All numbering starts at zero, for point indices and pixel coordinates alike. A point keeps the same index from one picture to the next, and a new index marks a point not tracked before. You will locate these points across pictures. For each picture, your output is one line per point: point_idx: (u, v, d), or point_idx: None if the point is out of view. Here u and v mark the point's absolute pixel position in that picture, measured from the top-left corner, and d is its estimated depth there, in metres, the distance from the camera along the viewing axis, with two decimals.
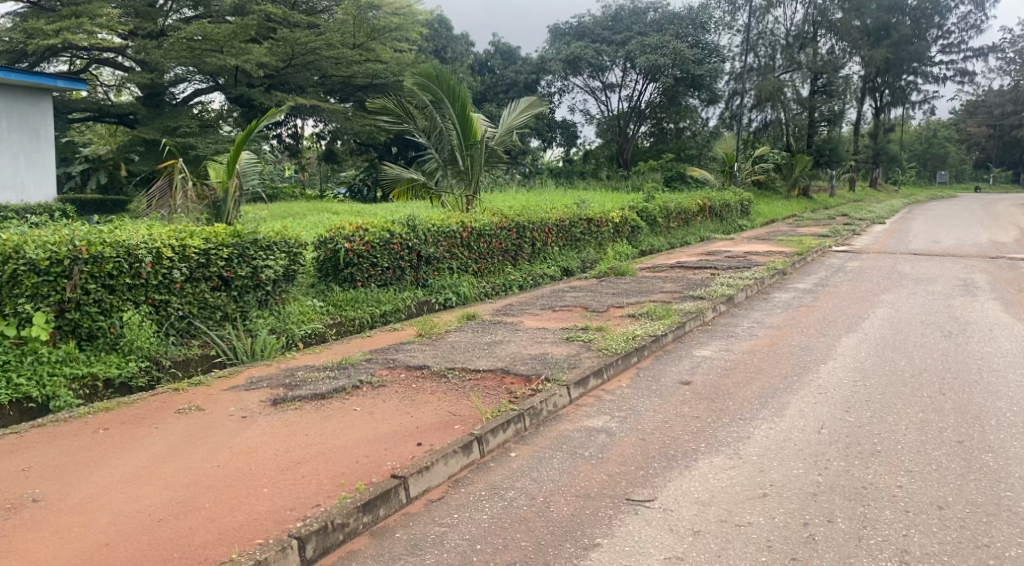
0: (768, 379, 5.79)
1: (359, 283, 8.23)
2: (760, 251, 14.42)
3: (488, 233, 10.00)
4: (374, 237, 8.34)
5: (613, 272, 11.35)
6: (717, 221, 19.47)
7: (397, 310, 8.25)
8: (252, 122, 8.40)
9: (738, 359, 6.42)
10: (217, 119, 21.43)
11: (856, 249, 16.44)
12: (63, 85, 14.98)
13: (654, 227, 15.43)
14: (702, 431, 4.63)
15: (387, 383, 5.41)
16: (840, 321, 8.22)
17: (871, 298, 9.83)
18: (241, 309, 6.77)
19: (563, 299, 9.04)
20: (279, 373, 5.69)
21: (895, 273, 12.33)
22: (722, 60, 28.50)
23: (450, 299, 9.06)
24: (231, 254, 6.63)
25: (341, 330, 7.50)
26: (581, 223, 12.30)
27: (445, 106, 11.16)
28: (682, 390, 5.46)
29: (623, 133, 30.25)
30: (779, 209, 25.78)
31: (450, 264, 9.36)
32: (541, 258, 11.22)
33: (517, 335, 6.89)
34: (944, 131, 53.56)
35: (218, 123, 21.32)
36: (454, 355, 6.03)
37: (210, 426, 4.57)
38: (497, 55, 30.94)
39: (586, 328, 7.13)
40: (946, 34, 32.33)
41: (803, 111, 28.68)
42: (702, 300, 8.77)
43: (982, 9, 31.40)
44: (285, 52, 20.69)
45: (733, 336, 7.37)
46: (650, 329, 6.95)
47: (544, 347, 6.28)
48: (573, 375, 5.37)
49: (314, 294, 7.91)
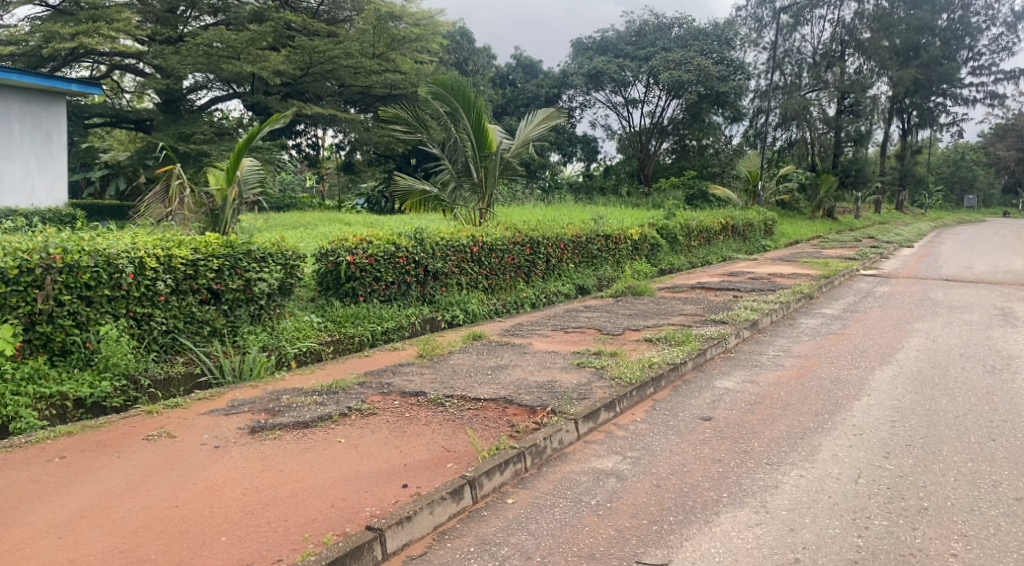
0: (797, 417, 5.28)
1: (361, 297, 7.83)
2: (784, 273, 13.91)
3: (500, 248, 9.58)
4: (378, 250, 7.93)
5: (630, 291, 10.87)
6: (739, 240, 18.95)
7: (400, 327, 7.80)
8: (255, 127, 8.04)
9: (762, 393, 5.91)
10: (235, 126, 21.24)
11: (884, 273, 15.86)
12: (77, 89, 14.79)
13: (675, 245, 14.94)
14: (725, 477, 4.14)
15: (377, 410, 4.95)
16: (872, 351, 7.69)
17: (904, 327, 9.27)
18: (231, 324, 6.38)
19: (576, 320, 8.57)
20: (262, 396, 5.26)
21: (927, 300, 11.74)
22: (747, 77, 28.03)
23: (457, 317, 8.59)
24: (221, 266, 6.26)
25: (339, 348, 7.06)
26: (598, 239, 11.82)
27: (460, 115, 10.79)
28: (702, 428, 4.96)
29: (645, 149, 29.82)
30: (803, 229, 25.21)
31: (459, 280, 8.93)
32: (555, 275, 10.77)
33: (525, 358, 6.45)
34: (971, 155, 52.60)
35: (234, 131, 21.13)
36: (455, 381, 5.58)
37: (178, 456, 4.15)
38: (519, 69, 30.66)
39: (599, 353, 6.65)
40: (977, 55, 31.62)
41: (829, 131, 28.13)
42: (724, 325, 8.27)
43: (1014, 31, 30.69)
44: (303, 59, 20.40)
45: (756, 365, 6.87)
46: (669, 356, 6.47)
47: (553, 374, 5.81)
48: (583, 408, 4.90)
49: (314, 309, 7.52)
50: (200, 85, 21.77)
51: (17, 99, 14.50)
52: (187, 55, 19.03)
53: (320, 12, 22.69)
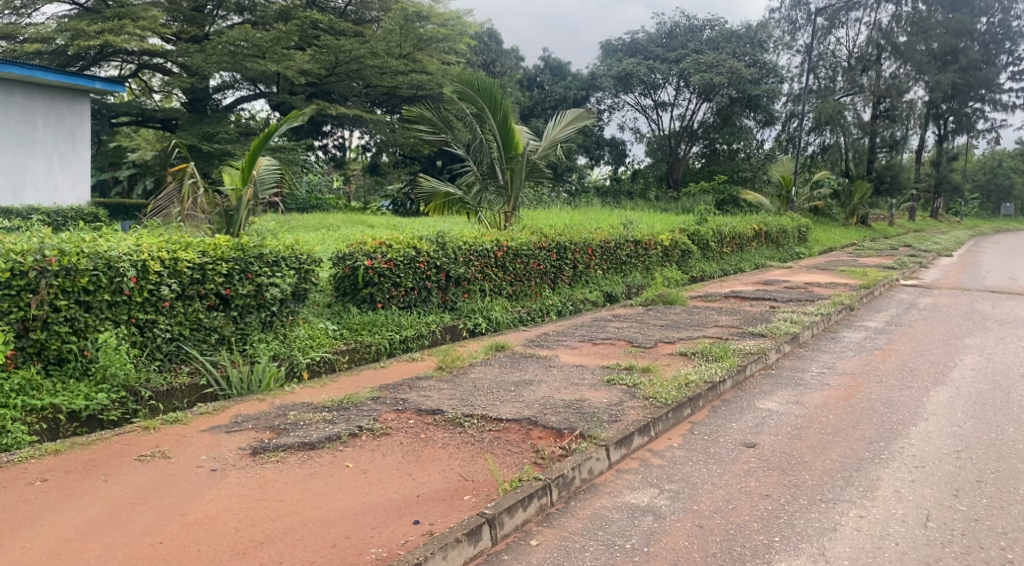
0: (850, 445, 4.81)
1: (379, 304, 7.46)
2: (822, 283, 13.36)
3: (526, 253, 9.18)
4: (398, 254, 7.55)
5: (661, 300, 10.41)
6: (773, 247, 18.39)
7: (420, 335, 7.42)
8: (271, 125, 7.71)
9: (810, 417, 5.43)
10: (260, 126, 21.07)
11: (926, 283, 15.21)
12: (102, 87, 14.63)
13: (707, 251, 14.42)
14: (775, 517, 3.70)
15: (390, 431, 4.55)
16: (923, 369, 7.17)
17: (954, 342, 8.72)
18: (241, 332, 6.05)
19: (605, 330, 8.12)
20: (268, 412, 4.88)
21: (975, 313, 11.14)
22: (780, 81, 27.44)
23: (480, 325, 8.19)
24: (231, 270, 5.93)
25: (354, 358, 6.69)
26: (627, 244, 11.38)
27: (486, 115, 10.41)
28: (746, 457, 4.51)
29: (674, 153, 29.26)
30: (837, 237, 24.53)
31: (482, 286, 8.55)
32: (582, 282, 10.34)
33: (551, 373, 6.03)
34: (1010, 162, 51.25)
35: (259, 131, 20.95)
36: (476, 397, 5.18)
37: (171, 480, 3.78)
38: (547, 70, 30.10)
39: (630, 368, 6.21)
40: (1018, 60, 30.73)
41: (864, 136, 27.40)
42: (763, 338, 7.77)
43: None
44: (328, 59, 20.17)
45: (800, 385, 6.39)
46: (706, 373, 6.02)
47: (581, 392, 5.39)
48: (615, 433, 4.47)
49: (330, 316, 7.17)
50: (226, 84, 21.71)
51: (41, 97, 14.31)
52: (213, 54, 18.86)
53: (348, 13, 22.50)
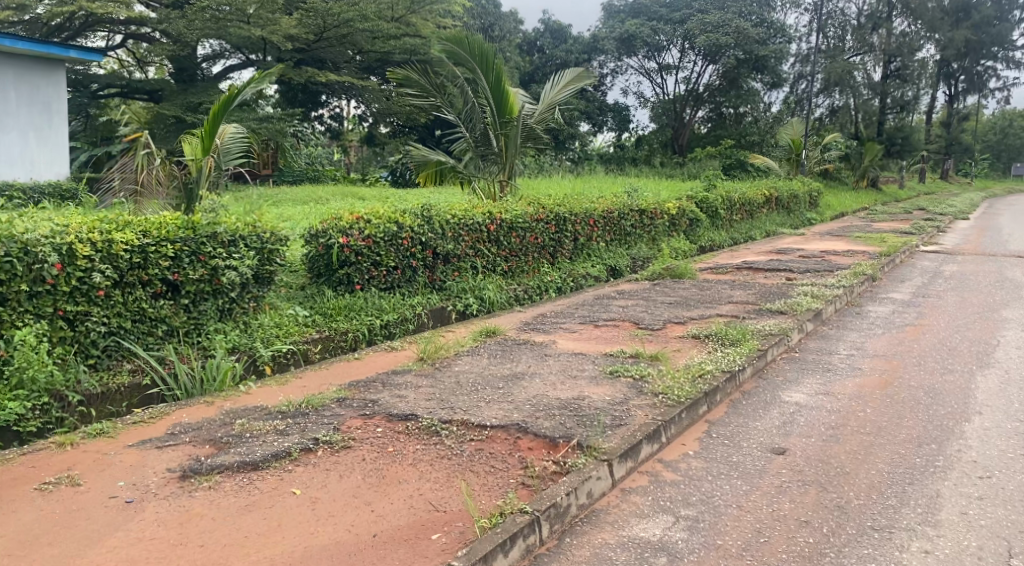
0: (897, 449, 4.09)
1: (358, 286, 6.73)
2: (839, 251, 12.58)
3: (522, 226, 8.42)
4: (377, 230, 6.79)
5: (668, 274, 9.66)
6: (783, 213, 17.59)
7: (403, 320, 6.70)
8: (233, 87, 6.92)
9: (843, 412, 4.70)
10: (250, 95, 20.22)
11: (947, 249, 14.43)
12: (77, 55, 13.80)
13: (716, 220, 13.62)
14: (818, 556, 3.01)
15: (352, 443, 3.83)
16: (964, 348, 6.44)
17: (990, 315, 7.98)
18: (194, 322, 5.37)
19: (607, 310, 7.39)
20: (213, 421, 4.17)
21: (1005, 281, 10.40)
22: (788, 41, 26.47)
23: (471, 306, 7.48)
24: (178, 252, 5.22)
25: (328, 348, 5.99)
26: (632, 214, 10.61)
27: (477, 76, 9.62)
28: (775, 469, 3.80)
29: (679, 118, 28.24)
30: (849, 201, 23.67)
31: (474, 263, 7.83)
32: (584, 256, 9.59)
33: (547, 363, 5.32)
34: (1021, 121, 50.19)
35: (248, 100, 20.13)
36: (459, 397, 4.47)
37: (72, 520, 3.08)
38: (547, 34, 28.87)
39: (636, 356, 5.48)
40: None
41: (875, 97, 26.35)
42: (783, 316, 7.03)
43: None
44: (316, 23, 19.20)
45: (829, 371, 5.66)
46: (722, 361, 5.29)
47: (579, 389, 4.67)
48: (619, 442, 3.76)
49: (301, 301, 6.46)
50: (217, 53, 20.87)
51: (12, 67, 13.47)
52: (194, 20, 17.97)
53: None
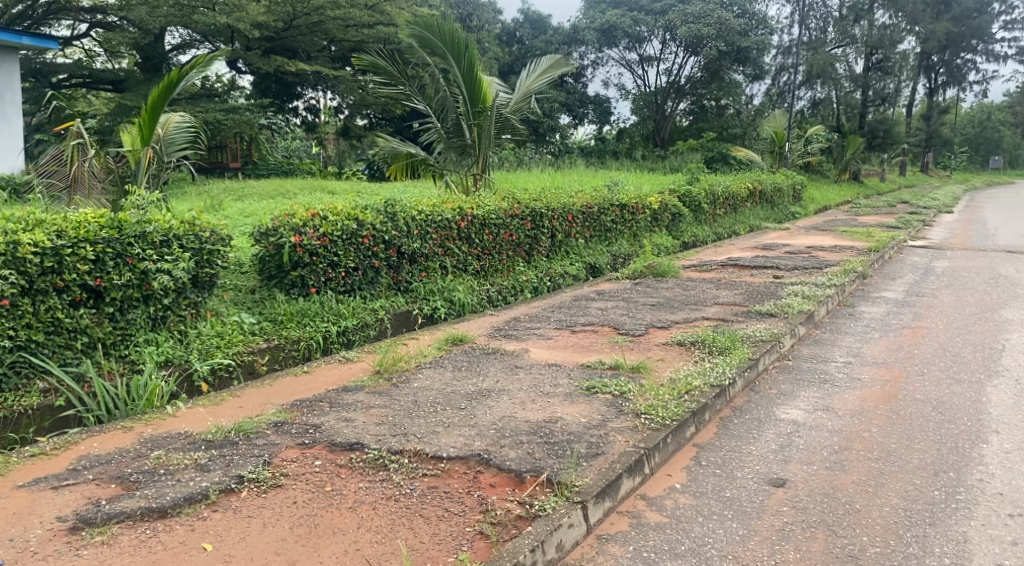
0: (911, 478, 3.61)
1: (313, 289, 6.16)
2: (825, 246, 12.15)
3: (495, 222, 7.87)
4: (334, 227, 6.22)
5: (651, 272, 9.16)
6: (767, 206, 17.16)
7: (363, 326, 6.13)
8: (175, 71, 6.30)
9: (846, 433, 4.20)
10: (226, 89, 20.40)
11: (935, 244, 14.04)
12: (30, 42, 13.02)
13: (699, 214, 13.13)
14: None
15: (283, 481, 3.28)
16: (967, 353, 5.99)
17: (989, 315, 7.56)
18: (122, 333, 4.80)
19: (586, 313, 6.87)
20: (127, 452, 3.59)
21: (998, 278, 10.01)
22: (770, 32, 25.98)
23: (439, 310, 6.93)
24: (101, 254, 4.64)
25: (276, 360, 5.45)
26: (612, 209, 10.09)
27: (448, 63, 9.04)
28: (776, 507, 3.29)
29: (660, 110, 27.73)
30: (833, 194, 23.31)
31: (442, 262, 7.29)
32: (562, 253, 9.07)
33: (517, 377, 4.78)
34: (998, 114, 50.43)
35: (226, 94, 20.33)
36: (415, 420, 3.92)
37: None
38: (526, 24, 28.34)
39: (616, 368, 4.97)
40: (1009, 9, 29.98)
41: (856, 90, 25.99)
42: (774, 320, 6.53)
43: None
44: (285, 10, 18.40)
45: (826, 382, 5.17)
46: (712, 373, 4.78)
47: (550, 408, 4.14)
48: (596, 478, 3.25)
49: (250, 306, 5.90)
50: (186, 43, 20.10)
51: None
52: (158, 7, 17.19)
53: None
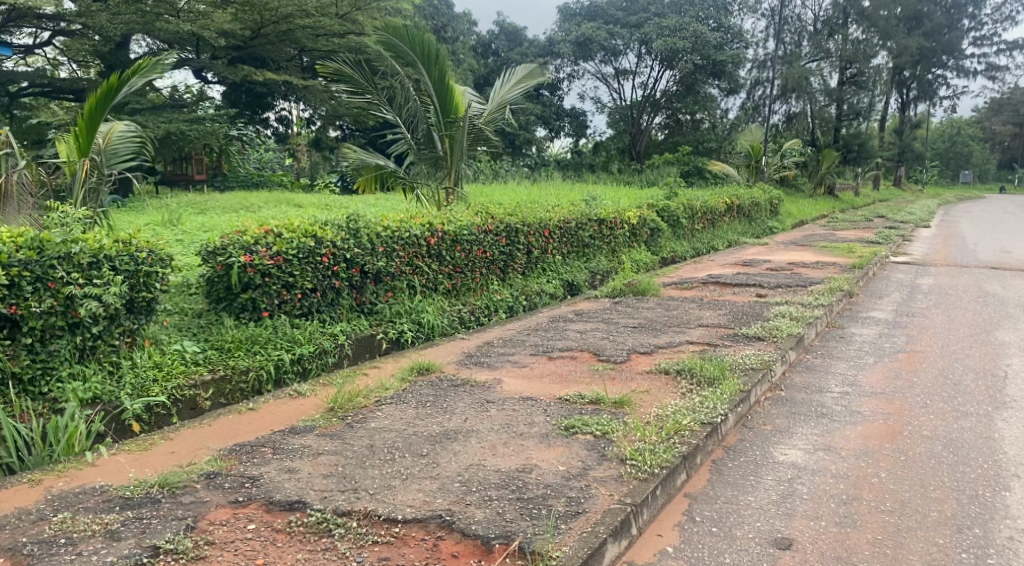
0: (933, 537, 3.21)
1: (266, 313, 5.66)
2: (807, 262, 11.85)
3: (467, 238, 7.40)
4: (289, 245, 5.73)
5: (630, 290, 8.74)
6: (745, 221, 16.88)
7: (321, 353, 5.62)
8: (115, 74, 5.76)
9: (853, 478, 3.77)
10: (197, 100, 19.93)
11: (917, 259, 13.80)
12: None
13: (677, 229, 12.76)
14: None
15: (208, 553, 2.81)
16: (969, 381, 5.62)
17: (983, 337, 7.22)
18: (43, 367, 4.27)
19: (563, 336, 6.43)
20: (27, 514, 3.06)
21: (985, 296, 9.73)
22: (745, 46, 25.75)
23: (406, 334, 6.44)
24: (17, 278, 4.14)
25: (220, 395, 4.93)
26: (590, 224, 9.67)
27: (419, 72, 8.57)
28: None
29: (636, 124, 27.46)
30: (809, 209, 23.15)
31: (411, 282, 6.80)
32: (538, 271, 8.61)
33: (487, 413, 4.30)
34: (967, 129, 51.11)
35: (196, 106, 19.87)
36: (369, 472, 3.44)
37: None
38: (501, 36, 28.06)
39: (597, 403, 4.51)
40: (979, 26, 30.22)
41: (831, 104, 25.84)
42: (763, 344, 6.12)
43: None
44: (252, 18, 17.86)
45: (824, 417, 4.75)
46: (702, 409, 4.32)
47: (523, 454, 3.66)
48: (577, 548, 2.85)
49: (195, 333, 5.39)
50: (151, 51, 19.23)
51: None
52: (119, 13, 16.56)
53: None
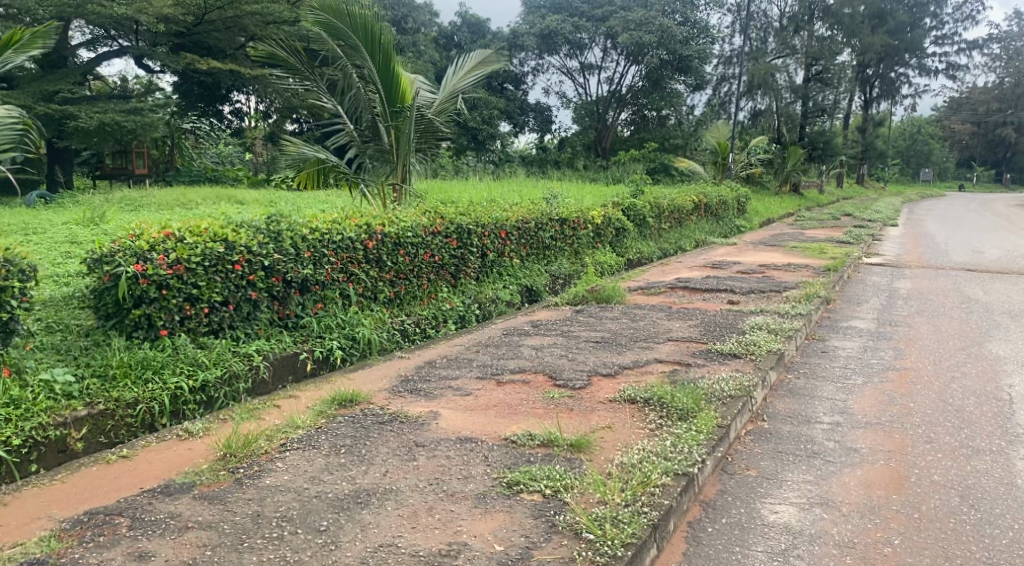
0: None
1: (165, 331, 4.78)
2: (778, 264, 11.25)
3: (412, 242, 6.56)
4: (192, 251, 4.86)
5: (593, 296, 7.99)
6: (713, 220, 16.27)
7: (231, 378, 4.74)
8: None
9: (858, 550, 3.10)
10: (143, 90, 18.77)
11: (890, 261, 13.28)
12: None
13: (643, 228, 12.07)
14: None
15: None
16: (973, 407, 4.95)
17: (975, 351, 6.61)
18: None
19: (516, 354, 5.66)
20: None
21: (966, 302, 9.18)
22: (711, 41, 25.14)
23: (338, 350, 5.57)
24: None
25: (94, 435, 4.07)
26: (551, 224, 8.90)
27: (361, 58, 7.62)
28: None
29: (601, 120, 26.81)
30: (776, 207, 22.68)
31: (344, 291, 5.96)
32: (494, 276, 7.81)
33: (412, 463, 3.50)
34: (927, 128, 51.52)
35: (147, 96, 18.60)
36: (244, 561, 2.71)
37: None
38: (464, 28, 27.16)
39: (549, 445, 3.74)
40: (941, 25, 30.11)
41: (796, 101, 25.42)
42: (741, 364, 5.40)
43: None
44: (194, 4, 16.80)
45: (816, 456, 4.04)
46: (674, 454, 3.57)
47: (452, 526, 2.92)
48: None
49: (74, 357, 4.50)
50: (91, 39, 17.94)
51: None
52: None
53: None
